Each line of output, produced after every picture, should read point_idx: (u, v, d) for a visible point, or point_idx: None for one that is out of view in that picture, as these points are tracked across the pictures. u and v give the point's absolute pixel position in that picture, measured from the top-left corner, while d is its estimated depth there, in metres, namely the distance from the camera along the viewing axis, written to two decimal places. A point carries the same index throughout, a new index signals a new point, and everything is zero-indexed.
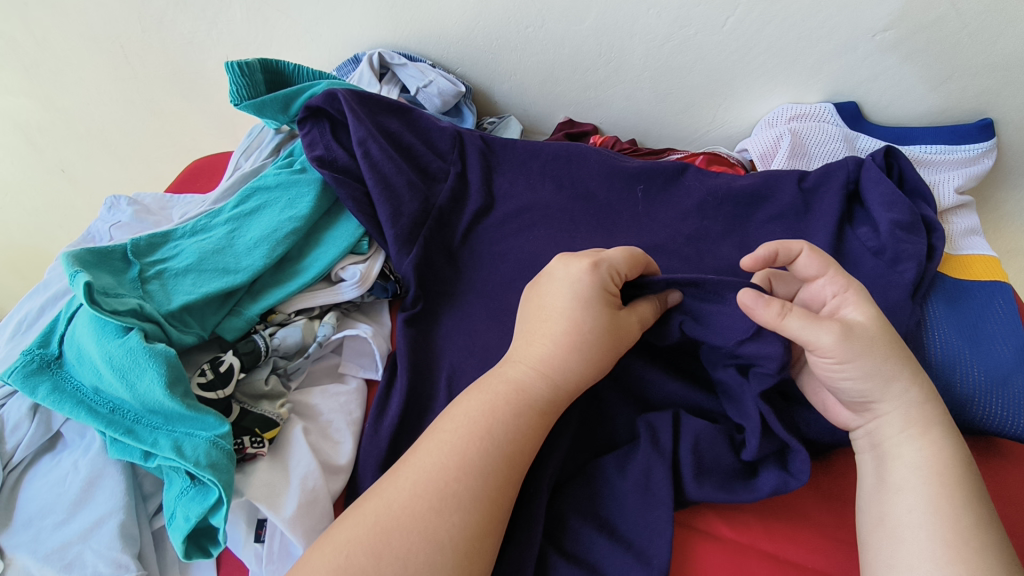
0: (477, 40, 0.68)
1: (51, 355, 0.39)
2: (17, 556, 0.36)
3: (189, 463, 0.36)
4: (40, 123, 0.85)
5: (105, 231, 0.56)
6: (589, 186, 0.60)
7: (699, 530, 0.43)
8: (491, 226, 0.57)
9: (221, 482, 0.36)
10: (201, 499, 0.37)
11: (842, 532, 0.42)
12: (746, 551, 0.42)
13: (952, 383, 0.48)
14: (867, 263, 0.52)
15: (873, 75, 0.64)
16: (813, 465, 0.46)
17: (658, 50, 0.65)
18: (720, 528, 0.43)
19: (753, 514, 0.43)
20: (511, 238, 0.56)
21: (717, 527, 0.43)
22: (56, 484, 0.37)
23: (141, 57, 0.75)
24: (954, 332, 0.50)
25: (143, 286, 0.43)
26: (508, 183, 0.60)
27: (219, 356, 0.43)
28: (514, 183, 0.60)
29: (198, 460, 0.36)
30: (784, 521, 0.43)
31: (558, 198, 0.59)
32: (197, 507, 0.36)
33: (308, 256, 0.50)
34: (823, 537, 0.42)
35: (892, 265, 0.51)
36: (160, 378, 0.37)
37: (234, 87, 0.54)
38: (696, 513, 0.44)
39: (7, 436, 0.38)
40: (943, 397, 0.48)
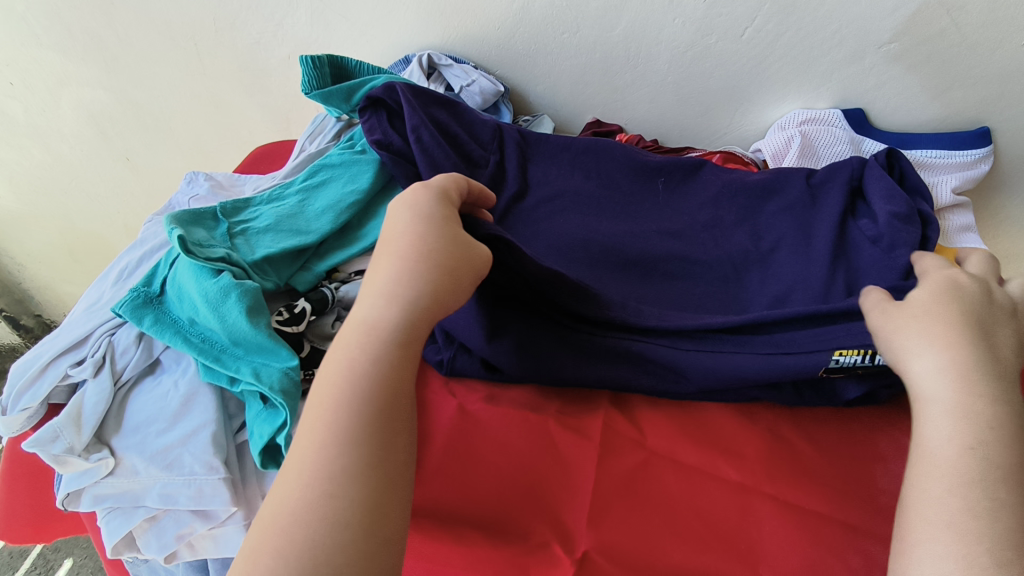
0: (516, 44, 0.75)
1: (153, 293, 0.46)
2: (125, 456, 0.42)
3: (264, 387, 0.42)
4: (111, 112, 0.93)
5: (184, 202, 0.62)
6: (614, 176, 0.66)
7: (708, 474, 0.48)
8: (526, 209, 0.62)
9: (289, 405, 0.42)
10: (271, 421, 0.42)
11: (836, 482, 0.48)
12: (751, 492, 0.47)
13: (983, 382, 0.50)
14: (866, 251, 0.57)
15: (878, 84, 0.70)
16: (812, 427, 0.52)
17: (682, 57, 0.72)
18: (729, 473, 0.48)
19: (757, 462, 0.49)
20: (544, 220, 0.61)
21: (726, 471, 0.48)
22: (159, 399, 0.44)
23: (212, 53, 0.83)
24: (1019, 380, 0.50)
25: (231, 240, 0.50)
26: (541, 172, 0.66)
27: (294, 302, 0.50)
28: (547, 174, 0.66)
29: (272, 385, 0.42)
30: (785, 471, 0.48)
31: (586, 186, 0.65)
32: (267, 427, 0.41)
33: (366, 226, 0.57)
34: (820, 485, 0.47)
35: (889, 251, 0.56)
36: (244, 308, 0.43)
37: (306, 79, 0.62)
38: (707, 460, 0.49)
39: (117, 358, 0.45)
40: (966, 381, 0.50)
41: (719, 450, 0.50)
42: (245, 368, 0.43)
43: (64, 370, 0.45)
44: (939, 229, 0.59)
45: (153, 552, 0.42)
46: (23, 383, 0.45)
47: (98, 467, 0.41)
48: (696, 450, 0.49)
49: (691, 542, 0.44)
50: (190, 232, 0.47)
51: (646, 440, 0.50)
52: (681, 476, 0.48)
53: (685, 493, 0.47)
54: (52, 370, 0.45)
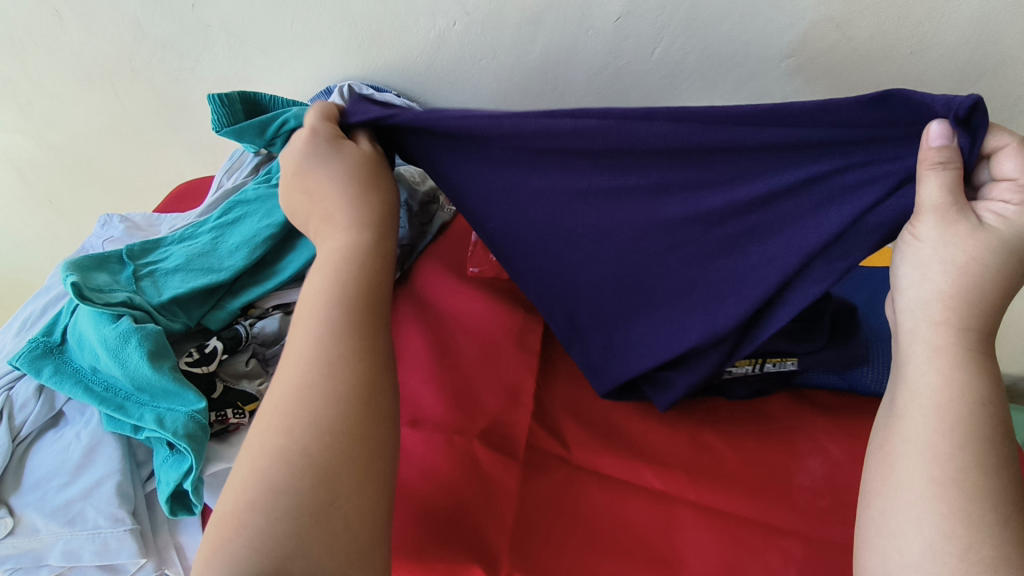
0: (437, 71, 0.76)
1: (54, 342, 0.45)
2: (25, 514, 0.40)
3: (168, 433, 0.41)
4: (31, 156, 0.91)
5: (98, 245, 0.61)
6: None
7: (631, 485, 0.49)
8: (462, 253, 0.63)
9: (194, 450, 0.41)
10: (178, 466, 0.41)
11: (754, 481, 0.49)
12: (672, 498, 0.48)
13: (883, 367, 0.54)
14: None
15: (784, 95, 0.74)
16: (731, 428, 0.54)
17: (598, 78, 0.74)
18: (650, 480, 0.49)
19: (679, 468, 0.50)
20: None
21: (647, 478, 0.49)
22: (60, 452, 0.42)
23: (132, 93, 0.82)
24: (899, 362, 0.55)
25: (137, 283, 0.49)
26: None
27: (205, 342, 0.50)
28: None
29: (176, 430, 0.41)
30: (706, 475, 0.49)
31: None
32: (174, 473, 0.40)
33: (284, 260, 0.55)
34: (740, 486, 0.49)
35: None
36: (145, 354, 0.42)
37: (216, 117, 0.62)
38: (629, 469, 0.50)
39: (15, 413, 0.44)
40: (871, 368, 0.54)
41: (640, 457, 0.51)
42: (148, 413, 0.42)
43: None
44: None
45: None
46: None
47: None
48: (619, 460, 0.50)
49: (614, 551, 0.45)
50: (91, 277, 0.47)
51: (571, 454, 0.51)
52: (605, 488, 0.49)
53: (610, 506, 0.47)
54: None
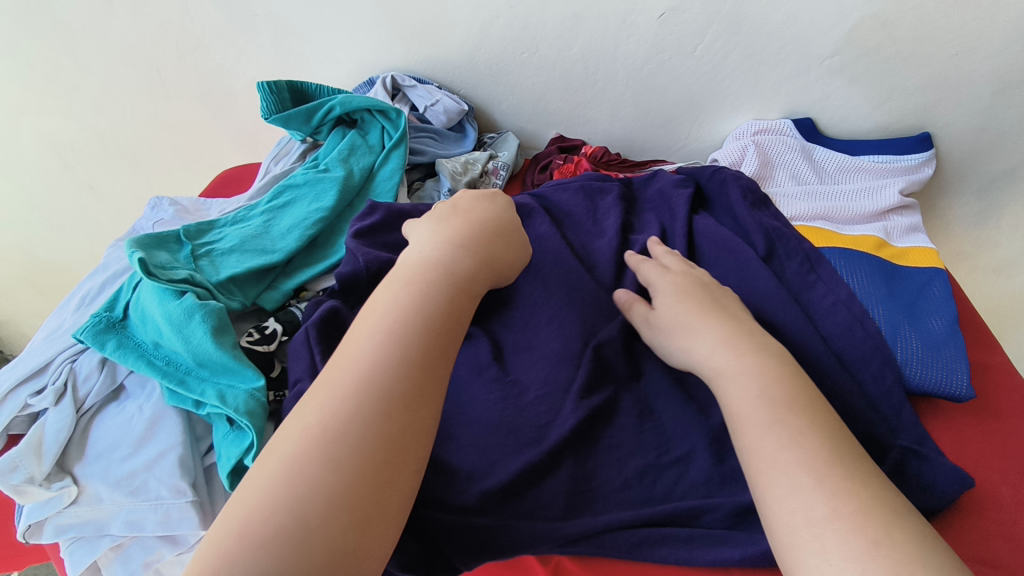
0: (479, 65, 0.77)
1: (116, 317, 0.46)
2: (89, 483, 0.41)
3: (229, 409, 0.41)
4: (74, 141, 0.93)
5: (149, 227, 0.62)
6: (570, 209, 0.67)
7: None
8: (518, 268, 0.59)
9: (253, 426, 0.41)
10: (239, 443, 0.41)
11: None
12: None
13: (935, 367, 0.54)
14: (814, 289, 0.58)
15: (824, 95, 0.74)
16: None
17: (638, 73, 0.75)
18: None
19: None
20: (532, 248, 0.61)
21: None
22: (123, 424, 0.43)
23: (175, 79, 0.83)
24: (945, 359, 0.54)
25: (196, 262, 0.49)
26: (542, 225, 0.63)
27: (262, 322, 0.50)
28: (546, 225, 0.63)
29: (238, 407, 0.41)
30: None
31: (574, 200, 0.67)
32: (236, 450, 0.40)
33: (333, 243, 0.57)
34: None
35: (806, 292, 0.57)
36: (208, 328, 0.43)
37: (265, 104, 0.63)
38: None
39: (79, 385, 0.44)
40: (921, 371, 0.54)
41: None
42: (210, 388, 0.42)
43: (24, 399, 0.44)
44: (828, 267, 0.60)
45: None
46: None
47: (61, 495, 0.40)
48: None
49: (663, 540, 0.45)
50: (153, 255, 0.47)
51: None
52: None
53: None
54: (11, 402, 0.44)
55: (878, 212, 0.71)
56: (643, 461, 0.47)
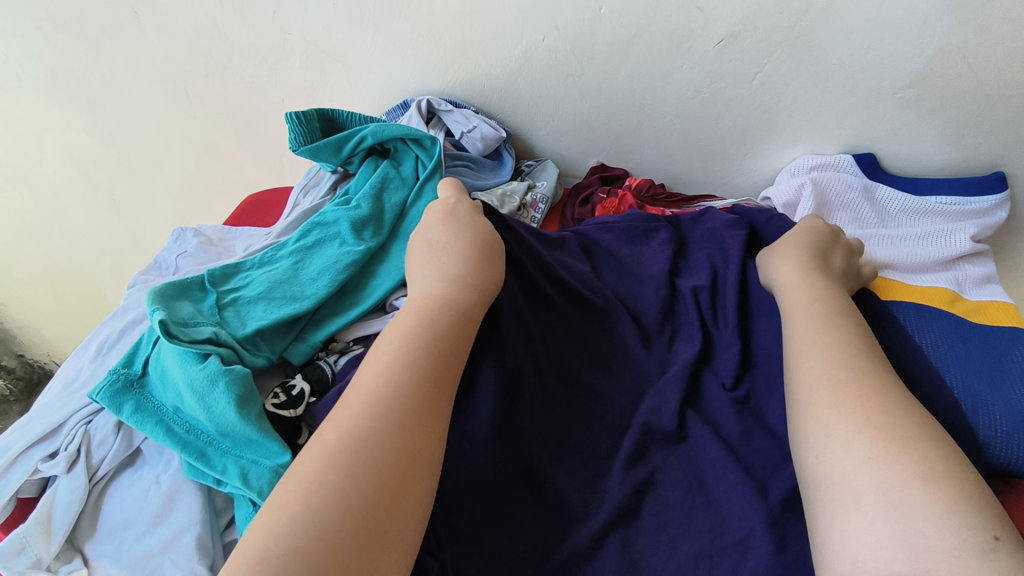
0: (519, 88, 0.73)
1: (135, 375, 0.42)
2: (100, 565, 0.38)
3: (253, 492, 0.38)
4: (97, 155, 0.90)
5: (172, 261, 0.59)
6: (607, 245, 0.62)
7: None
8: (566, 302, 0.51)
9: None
10: None
11: None
12: None
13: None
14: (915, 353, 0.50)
15: (892, 129, 0.67)
16: None
17: (690, 102, 0.70)
18: None
19: None
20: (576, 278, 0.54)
21: None
22: (138, 497, 0.40)
23: (201, 97, 0.80)
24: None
25: (221, 313, 0.46)
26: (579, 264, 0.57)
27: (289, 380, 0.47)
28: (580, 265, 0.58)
29: (261, 490, 0.38)
30: None
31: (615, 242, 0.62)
32: None
33: (366, 287, 0.53)
34: None
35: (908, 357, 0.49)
36: (232, 397, 0.39)
37: (292, 135, 0.60)
38: None
39: (93, 451, 0.41)
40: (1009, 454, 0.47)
41: None
42: (230, 466, 0.39)
43: (34, 464, 0.40)
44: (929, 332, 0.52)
45: None
46: None
47: None
48: None
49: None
50: (175, 308, 0.44)
51: None
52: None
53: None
54: (21, 466, 0.41)
55: (946, 260, 0.65)
56: (696, 544, 0.37)
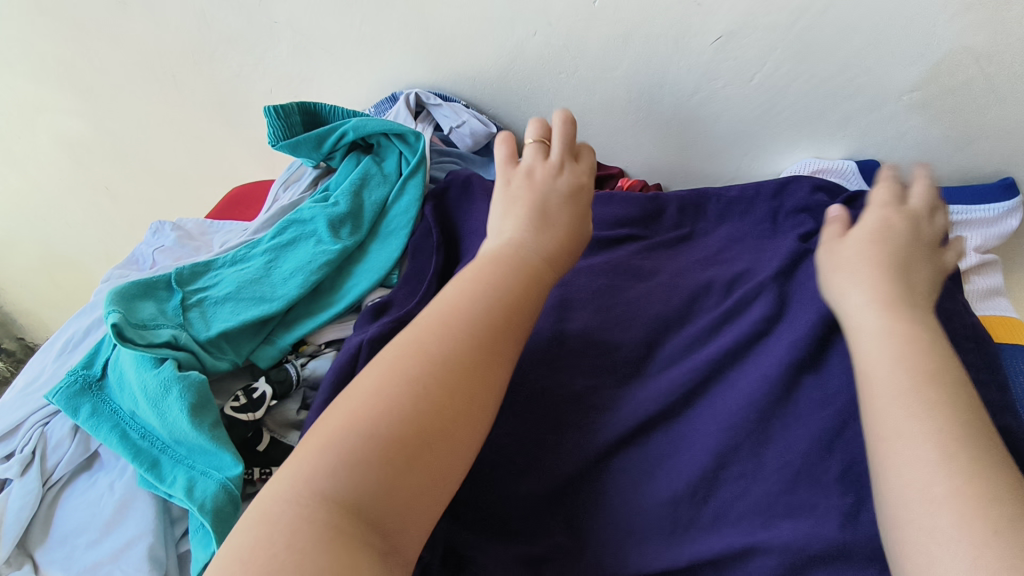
0: (510, 84, 0.71)
1: (93, 377, 0.41)
2: (50, 572, 0.37)
3: (195, 505, 0.36)
4: (88, 142, 0.90)
5: (148, 255, 0.58)
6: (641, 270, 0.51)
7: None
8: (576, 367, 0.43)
9: (218, 530, 0.36)
10: (206, 544, 0.37)
11: None
12: None
13: None
14: None
15: (899, 133, 0.64)
16: None
17: (687, 100, 0.67)
18: None
19: None
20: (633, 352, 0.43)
21: None
22: (91, 503, 0.39)
23: (189, 84, 0.79)
24: None
25: (185, 314, 0.45)
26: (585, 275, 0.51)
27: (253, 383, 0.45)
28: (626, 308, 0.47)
29: (204, 503, 0.36)
30: None
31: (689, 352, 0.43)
32: (200, 555, 0.36)
33: (341, 287, 0.52)
34: None
35: None
36: (185, 405, 0.38)
37: (272, 130, 0.58)
38: None
39: (49, 454, 0.40)
40: None
41: None
42: (179, 476, 0.38)
43: None
44: None
45: None
46: None
47: None
48: None
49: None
50: (135, 308, 0.43)
51: None
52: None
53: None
54: None
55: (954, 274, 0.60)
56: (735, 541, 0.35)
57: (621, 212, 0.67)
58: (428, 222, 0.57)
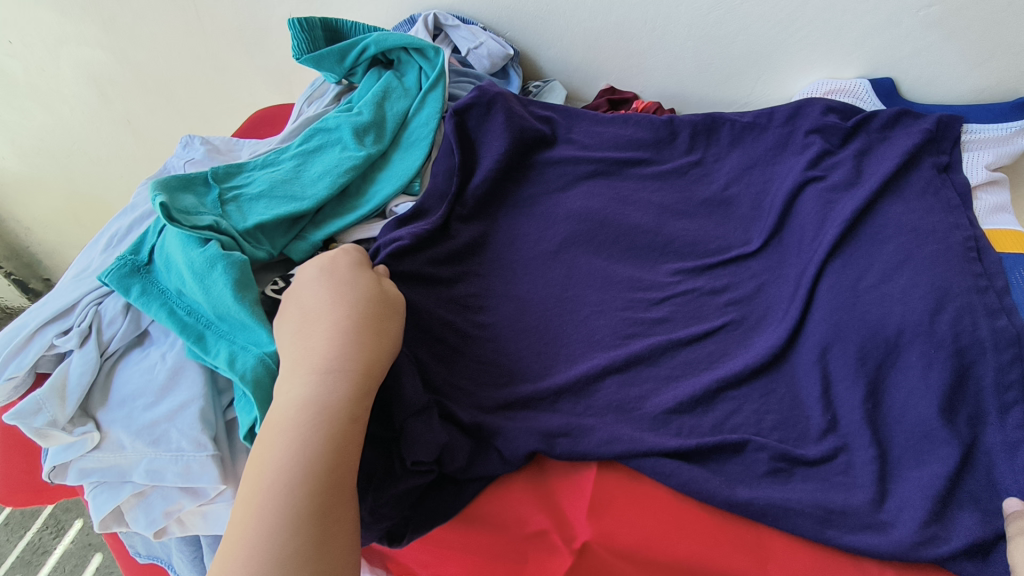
0: (528, 5, 0.71)
1: (141, 262, 0.44)
2: (112, 430, 0.40)
3: (236, 375, 0.39)
4: (111, 73, 0.91)
5: (179, 166, 0.60)
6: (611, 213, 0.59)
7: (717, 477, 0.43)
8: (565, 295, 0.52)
9: (258, 397, 0.39)
10: (248, 410, 0.40)
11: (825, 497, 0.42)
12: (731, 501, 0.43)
13: None
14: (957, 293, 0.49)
15: (914, 51, 0.64)
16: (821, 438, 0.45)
17: (704, 20, 0.68)
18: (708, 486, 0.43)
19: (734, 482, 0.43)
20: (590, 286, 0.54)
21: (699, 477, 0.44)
22: (145, 371, 0.42)
23: (210, 10, 0.80)
24: None
25: (223, 207, 0.48)
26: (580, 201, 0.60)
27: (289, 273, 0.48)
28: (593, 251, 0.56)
29: (244, 374, 0.39)
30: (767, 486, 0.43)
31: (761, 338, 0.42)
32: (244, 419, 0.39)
33: (366, 192, 0.55)
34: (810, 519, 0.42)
35: (936, 309, 0.48)
36: (229, 282, 0.41)
37: (296, 42, 0.59)
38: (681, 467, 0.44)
39: (104, 329, 0.43)
40: None
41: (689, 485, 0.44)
42: (222, 349, 0.41)
43: (50, 339, 0.43)
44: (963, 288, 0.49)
45: (141, 528, 0.41)
46: (8, 353, 0.43)
47: (84, 440, 0.40)
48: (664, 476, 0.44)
49: (708, 544, 0.41)
50: (178, 198, 0.46)
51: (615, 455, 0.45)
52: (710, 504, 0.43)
53: (713, 516, 0.42)
54: (38, 340, 0.43)
55: (963, 190, 0.58)
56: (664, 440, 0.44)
57: (632, 135, 0.66)
58: (448, 139, 0.59)
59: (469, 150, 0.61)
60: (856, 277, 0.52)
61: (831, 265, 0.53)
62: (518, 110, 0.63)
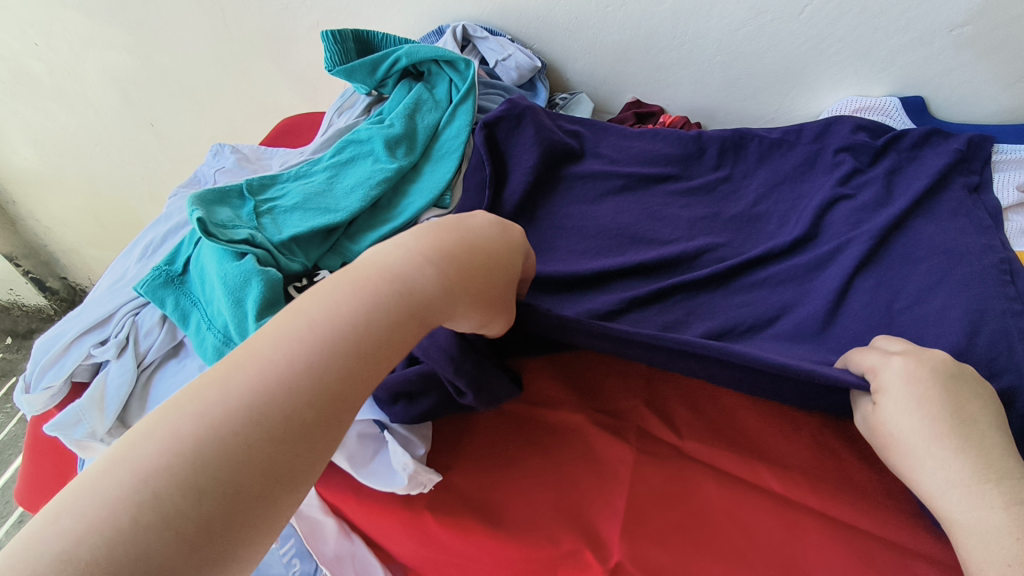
0: (557, 18, 0.72)
1: (175, 273, 0.45)
2: None
3: None
4: (136, 77, 0.92)
5: (209, 175, 0.60)
6: (636, 228, 0.59)
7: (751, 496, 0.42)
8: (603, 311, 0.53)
9: None
10: None
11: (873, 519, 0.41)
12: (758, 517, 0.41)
13: None
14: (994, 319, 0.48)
15: (946, 70, 0.64)
16: (861, 462, 0.44)
17: (733, 35, 0.67)
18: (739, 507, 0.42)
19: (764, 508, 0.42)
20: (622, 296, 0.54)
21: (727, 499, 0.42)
22: (182, 384, 0.42)
23: (240, 19, 0.81)
24: None
25: (258, 220, 0.48)
26: (614, 212, 0.61)
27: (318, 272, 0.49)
28: (623, 265, 0.56)
29: None
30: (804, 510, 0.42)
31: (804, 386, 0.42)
32: None
33: (398, 205, 0.55)
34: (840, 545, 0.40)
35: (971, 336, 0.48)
36: (255, 300, 0.41)
37: (329, 55, 0.60)
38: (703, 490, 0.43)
39: (141, 339, 0.44)
40: None
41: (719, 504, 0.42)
42: None
43: (87, 350, 0.43)
44: (998, 314, 0.49)
45: None
46: (45, 362, 0.43)
47: None
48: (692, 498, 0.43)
49: (740, 563, 0.39)
50: (214, 212, 0.46)
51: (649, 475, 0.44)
52: (741, 517, 0.42)
53: (747, 536, 0.41)
54: (75, 350, 0.44)
55: (995, 211, 0.58)
56: None
57: (661, 150, 0.66)
58: (479, 152, 0.60)
59: (501, 163, 0.61)
60: (888, 298, 0.52)
61: (861, 284, 0.53)
62: (547, 125, 0.64)
